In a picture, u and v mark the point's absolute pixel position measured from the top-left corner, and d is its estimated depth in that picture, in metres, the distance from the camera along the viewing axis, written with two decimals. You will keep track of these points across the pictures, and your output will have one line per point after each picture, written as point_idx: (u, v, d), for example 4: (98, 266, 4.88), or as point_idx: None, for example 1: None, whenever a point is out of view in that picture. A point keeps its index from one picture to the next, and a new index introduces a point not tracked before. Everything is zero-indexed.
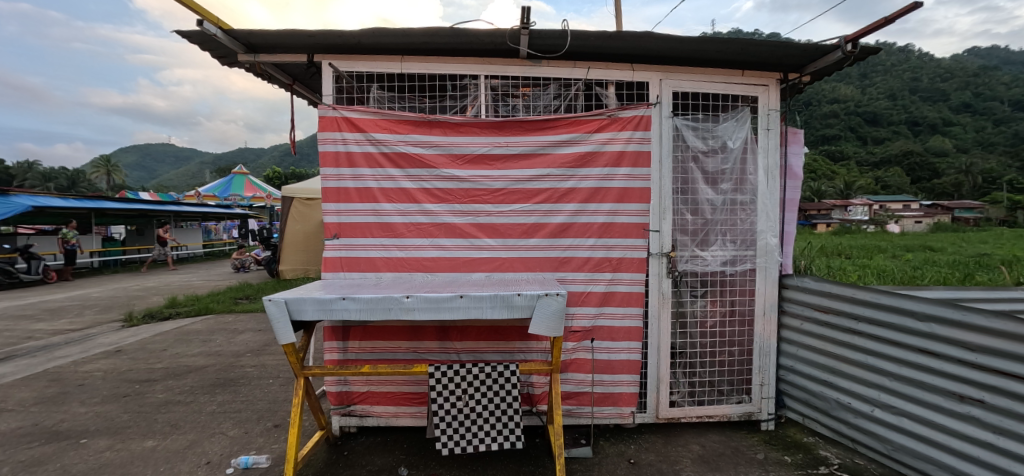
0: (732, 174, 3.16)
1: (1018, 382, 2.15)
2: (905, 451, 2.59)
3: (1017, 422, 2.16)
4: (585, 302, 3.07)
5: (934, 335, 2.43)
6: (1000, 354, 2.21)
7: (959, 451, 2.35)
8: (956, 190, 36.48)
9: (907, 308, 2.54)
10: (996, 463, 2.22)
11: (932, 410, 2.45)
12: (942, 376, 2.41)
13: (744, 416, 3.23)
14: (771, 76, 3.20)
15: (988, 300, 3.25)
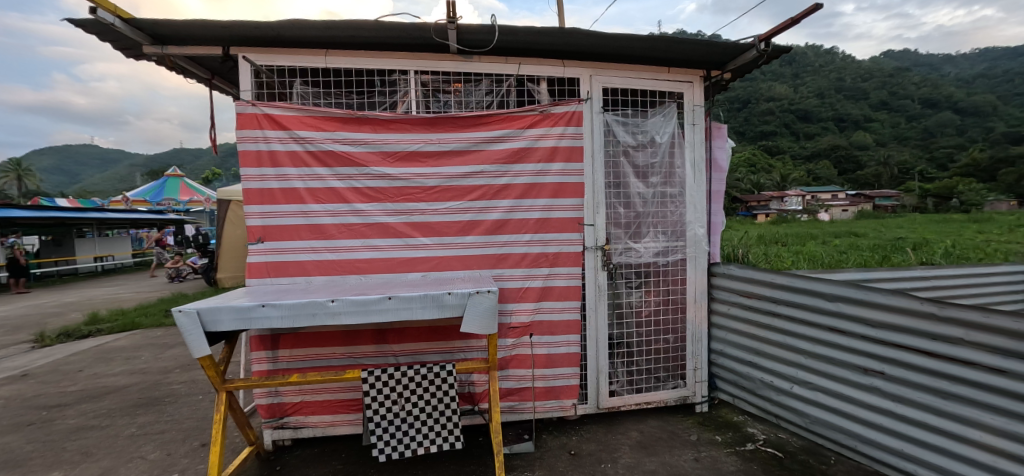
0: (661, 168, 3.27)
1: (911, 352, 2.35)
2: (820, 423, 2.78)
3: (912, 389, 2.36)
4: (523, 298, 3.08)
5: (843, 314, 2.62)
6: (897, 328, 2.41)
7: (866, 419, 2.55)
8: (877, 181, 39.74)
9: (819, 290, 2.72)
10: (895, 429, 2.42)
11: (843, 384, 2.64)
12: (850, 351, 2.60)
13: (679, 401, 3.36)
14: (694, 73, 3.33)
15: (887, 279, 3.60)
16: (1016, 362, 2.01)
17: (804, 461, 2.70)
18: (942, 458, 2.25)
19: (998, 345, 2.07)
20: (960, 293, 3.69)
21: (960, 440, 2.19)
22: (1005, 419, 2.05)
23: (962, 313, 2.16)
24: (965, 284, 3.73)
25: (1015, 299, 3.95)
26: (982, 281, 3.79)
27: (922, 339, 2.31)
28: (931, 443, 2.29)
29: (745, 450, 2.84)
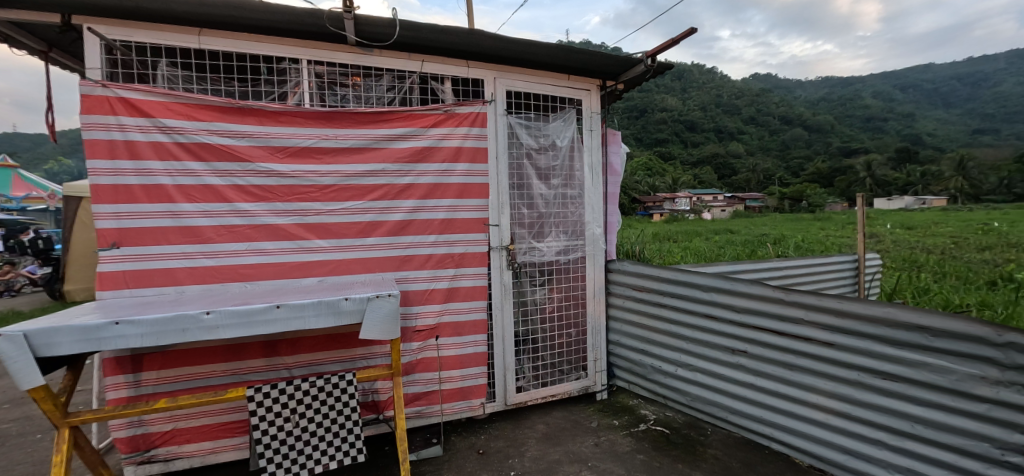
0: (562, 170, 3.40)
1: (767, 332, 2.70)
2: (699, 400, 3.09)
3: (768, 363, 2.71)
4: (429, 300, 3.01)
5: (715, 302, 2.94)
6: (756, 312, 2.76)
7: (734, 393, 2.88)
8: (747, 185, 45.34)
9: (696, 282, 3.03)
10: (757, 399, 2.76)
11: (716, 363, 2.96)
12: (721, 334, 2.93)
13: (581, 391, 3.52)
14: (592, 82, 3.51)
15: (751, 271, 4.11)
16: (840, 336, 2.40)
17: (687, 435, 2.98)
18: (790, 420, 2.62)
19: (827, 322, 2.45)
20: (802, 280, 4.35)
21: (803, 403, 2.56)
22: (833, 382, 2.44)
23: (802, 297, 2.52)
24: (806, 272, 4.40)
25: (845, 283, 4.73)
26: (820, 269, 4.49)
27: (774, 320, 2.67)
28: (782, 408, 2.65)
29: (638, 431, 3.06)
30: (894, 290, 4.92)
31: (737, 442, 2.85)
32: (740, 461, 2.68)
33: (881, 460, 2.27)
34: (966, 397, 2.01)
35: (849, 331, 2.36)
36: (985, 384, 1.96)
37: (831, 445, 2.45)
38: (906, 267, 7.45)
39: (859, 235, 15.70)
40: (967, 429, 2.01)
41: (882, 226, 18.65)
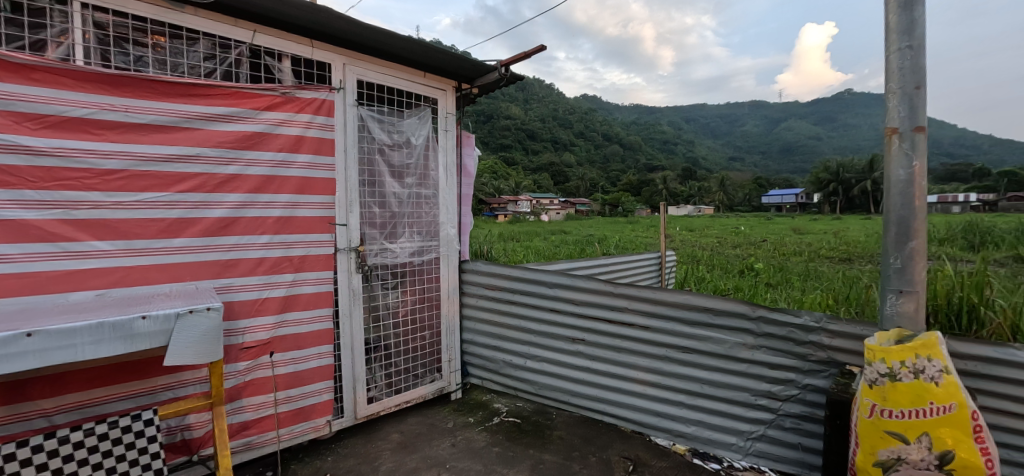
0: (416, 169, 3.25)
1: (600, 321, 2.92)
2: (545, 387, 3.22)
3: (601, 348, 2.93)
4: (261, 312, 2.58)
5: (558, 297, 3.08)
6: (590, 304, 2.95)
7: (573, 377, 3.06)
8: (580, 191, 50.22)
9: (541, 279, 3.13)
10: (593, 381, 2.98)
11: (558, 352, 3.11)
12: (562, 325, 3.08)
13: (436, 393, 3.40)
14: (448, 83, 3.43)
15: (585, 267, 4.50)
16: (656, 320, 2.71)
17: (536, 421, 3.05)
18: (618, 394, 2.89)
19: (646, 309, 2.74)
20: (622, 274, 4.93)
21: (627, 379, 2.84)
22: (650, 359, 2.75)
23: (628, 290, 2.77)
24: (626, 267, 4.99)
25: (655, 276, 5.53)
26: (634, 263, 5.14)
27: (606, 310, 2.89)
28: (612, 386, 2.90)
29: (493, 424, 3.05)
30: (685, 280, 5.92)
31: (578, 420, 3.01)
32: (581, 437, 2.82)
33: (682, 417, 2.66)
34: (736, 360, 2.49)
35: (662, 315, 2.68)
36: (747, 349, 2.46)
37: (648, 411, 2.77)
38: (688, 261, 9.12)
39: (655, 234, 18.71)
40: (737, 384, 2.50)
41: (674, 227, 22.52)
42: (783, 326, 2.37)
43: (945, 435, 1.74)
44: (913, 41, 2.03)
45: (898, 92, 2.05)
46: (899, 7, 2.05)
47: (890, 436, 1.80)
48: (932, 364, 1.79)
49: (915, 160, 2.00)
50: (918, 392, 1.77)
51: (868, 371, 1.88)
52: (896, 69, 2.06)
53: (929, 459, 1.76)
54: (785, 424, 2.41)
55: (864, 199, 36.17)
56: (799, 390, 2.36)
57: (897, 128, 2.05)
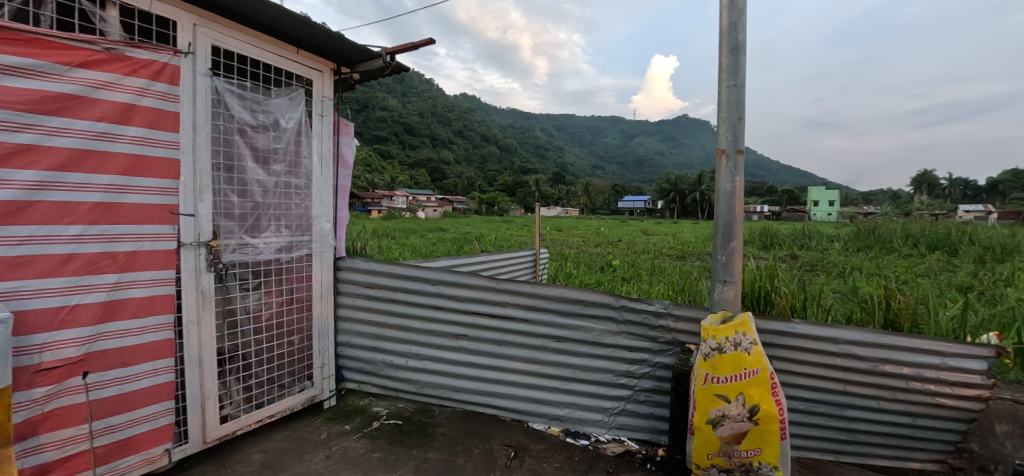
0: (286, 154, 2.78)
1: (482, 316, 2.73)
2: (426, 386, 2.91)
3: (484, 343, 2.75)
4: (68, 323, 2.01)
5: (441, 294, 2.78)
6: (475, 299, 2.73)
7: (455, 374, 2.82)
8: (458, 189, 50.40)
9: (423, 276, 2.80)
10: (476, 375, 2.79)
11: (438, 350, 2.83)
12: (443, 321, 2.79)
13: (307, 403, 2.91)
14: (325, 64, 2.98)
15: (468, 264, 4.49)
16: (535, 313, 2.66)
17: (418, 421, 2.74)
18: (499, 387, 2.77)
19: (525, 303, 2.66)
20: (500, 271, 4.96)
21: (507, 371, 2.73)
22: (529, 350, 2.70)
23: (511, 284, 2.64)
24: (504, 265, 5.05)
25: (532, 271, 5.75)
26: (511, 260, 5.24)
27: (487, 305, 2.72)
28: (493, 379, 2.77)
29: (372, 431, 2.69)
30: (556, 276, 6.25)
31: (461, 415, 2.78)
32: (465, 431, 2.61)
33: (557, 401, 2.69)
34: (602, 346, 2.62)
35: (540, 308, 2.64)
36: (612, 335, 2.61)
37: (527, 399, 2.73)
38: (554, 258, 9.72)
39: (525, 234, 19.55)
40: (602, 367, 2.64)
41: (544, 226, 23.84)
42: (640, 313, 2.56)
43: (755, 393, 1.96)
44: (737, 81, 2.23)
45: (727, 119, 2.23)
46: (729, 50, 2.25)
47: (719, 398, 1.98)
48: (746, 338, 2.00)
49: (737, 176, 2.20)
50: (738, 361, 1.97)
51: (702, 345, 2.05)
52: (725, 102, 2.25)
53: (744, 415, 1.97)
54: (641, 398, 2.62)
55: (698, 207, 42.54)
56: (651, 367, 2.60)
57: (724, 148, 2.23)
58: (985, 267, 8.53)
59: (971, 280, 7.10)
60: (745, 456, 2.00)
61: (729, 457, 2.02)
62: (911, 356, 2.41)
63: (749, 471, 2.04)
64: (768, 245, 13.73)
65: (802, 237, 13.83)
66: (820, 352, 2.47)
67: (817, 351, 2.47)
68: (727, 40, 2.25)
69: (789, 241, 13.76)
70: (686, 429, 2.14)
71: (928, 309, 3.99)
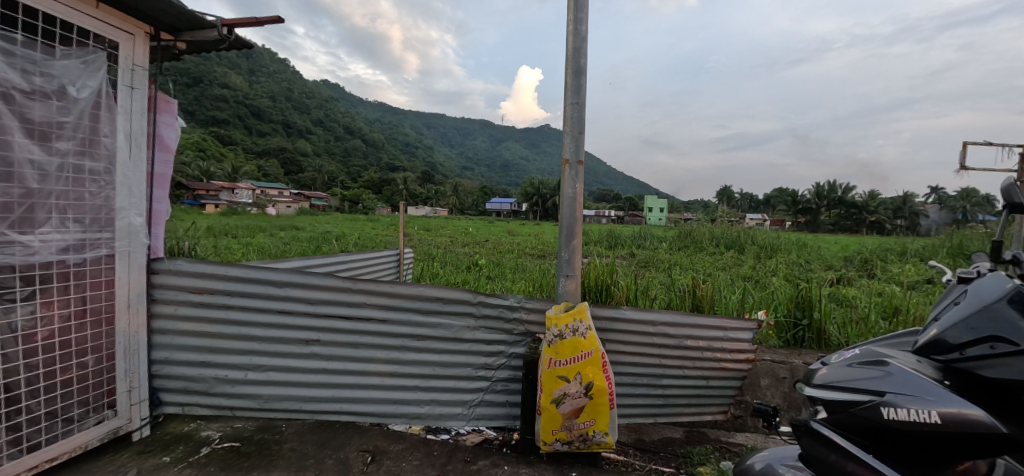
0: (75, 130, 2.00)
1: (337, 319, 2.48)
2: (272, 399, 2.50)
3: (339, 347, 2.51)
4: None
5: (289, 297, 2.42)
6: (327, 301, 2.47)
7: (306, 383, 2.51)
8: (315, 184, 46.58)
9: (269, 278, 2.38)
10: (329, 381, 2.53)
11: (285, 360, 2.46)
12: (291, 326, 2.44)
13: (107, 438, 2.16)
14: (138, 25, 2.21)
15: (322, 264, 4.14)
16: (393, 313, 2.55)
17: (261, 440, 2.37)
18: (356, 393, 2.57)
19: (383, 303, 2.53)
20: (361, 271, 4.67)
21: (364, 374, 2.55)
22: (386, 350, 2.57)
23: (369, 284, 2.48)
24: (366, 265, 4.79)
25: (392, 271, 5.53)
26: (373, 260, 5.00)
27: (342, 307, 2.49)
28: (349, 384, 2.56)
29: (201, 459, 2.19)
30: (420, 275, 6.15)
31: (312, 427, 2.51)
32: (315, 443, 2.37)
33: (416, 400, 2.64)
34: (461, 341, 2.65)
35: (398, 307, 2.54)
36: (470, 330, 2.65)
37: (386, 401, 2.61)
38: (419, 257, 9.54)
39: (388, 233, 18.84)
40: (460, 362, 2.66)
41: (409, 225, 23.26)
42: (496, 308, 2.65)
43: (590, 372, 2.14)
44: (579, 99, 2.40)
45: (569, 131, 2.37)
46: (572, 73, 2.40)
47: (560, 379, 2.13)
48: (582, 324, 2.19)
49: (578, 182, 2.37)
50: (575, 345, 2.15)
51: (545, 333, 2.20)
52: (568, 118, 2.40)
53: (581, 391, 2.14)
54: (498, 388, 2.74)
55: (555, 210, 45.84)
56: (507, 358, 2.73)
57: (567, 158, 2.38)
58: (761, 261, 10.81)
59: (752, 271, 8.92)
60: (582, 428, 2.18)
61: (570, 431, 2.18)
62: (703, 331, 2.92)
63: (586, 441, 2.21)
64: (612, 245, 15.40)
65: (639, 238, 15.83)
66: (641, 333, 2.83)
67: (639, 332, 2.82)
68: (570, 63, 2.41)
69: (628, 241, 15.62)
70: (535, 410, 2.26)
71: (727, 297, 4.88)
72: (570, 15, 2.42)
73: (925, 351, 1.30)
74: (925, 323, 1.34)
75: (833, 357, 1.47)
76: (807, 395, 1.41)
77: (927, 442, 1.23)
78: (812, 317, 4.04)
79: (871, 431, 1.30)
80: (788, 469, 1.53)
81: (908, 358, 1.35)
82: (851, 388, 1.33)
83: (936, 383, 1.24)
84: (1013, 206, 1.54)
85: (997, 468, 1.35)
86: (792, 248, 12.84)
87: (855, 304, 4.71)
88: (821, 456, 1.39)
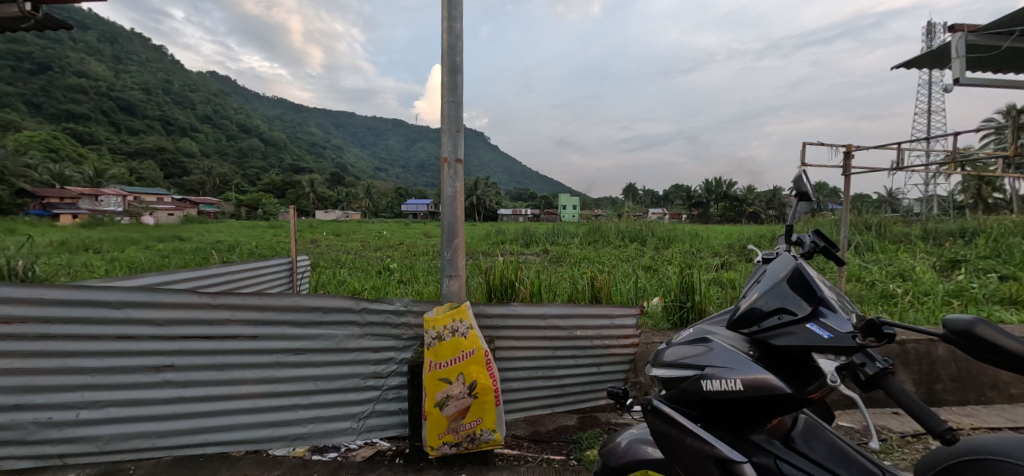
0: None
1: (194, 340, 2.23)
2: (116, 438, 2.17)
3: (198, 371, 2.26)
4: None
5: (129, 319, 2.12)
6: (180, 321, 2.20)
7: (158, 416, 2.22)
8: (202, 188, 41.90)
9: (101, 299, 2.06)
10: (188, 410, 2.26)
11: (129, 392, 2.16)
12: (134, 353, 2.14)
13: None
14: None
15: (192, 278, 3.70)
16: (262, 327, 2.35)
17: None
18: (223, 419, 2.33)
19: (250, 318, 2.32)
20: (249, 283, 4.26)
21: (232, 398, 2.33)
22: (258, 369, 2.36)
23: (232, 298, 2.27)
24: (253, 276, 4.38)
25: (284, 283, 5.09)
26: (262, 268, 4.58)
27: (200, 326, 2.24)
28: (212, 411, 2.30)
29: None
30: (321, 283, 5.76)
31: (168, 465, 2.22)
32: None
33: (296, 420, 2.46)
34: (344, 351, 2.52)
35: (267, 322, 2.35)
36: (354, 339, 2.53)
37: (260, 424, 2.39)
38: (325, 264, 8.96)
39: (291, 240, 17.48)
40: (346, 373, 2.53)
41: (314, 230, 21.85)
42: (381, 313, 2.56)
43: (473, 372, 2.15)
44: (455, 97, 2.39)
45: (446, 129, 2.35)
46: (448, 70, 2.38)
47: (442, 382, 2.12)
48: (462, 324, 2.19)
49: (457, 181, 2.36)
50: (455, 345, 2.15)
51: (424, 336, 2.19)
52: (446, 115, 2.37)
53: (465, 392, 2.14)
54: (388, 397, 2.64)
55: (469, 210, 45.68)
56: (397, 364, 2.64)
57: (446, 157, 2.37)
58: (660, 252, 11.65)
59: (651, 261, 9.57)
60: (469, 428, 2.18)
61: (456, 432, 2.17)
62: (591, 320, 3.06)
63: (474, 441, 2.21)
64: (526, 242, 15.69)
65: (551, 235, 16.32)
66: (532, 327, 2.91)
67: (531, 326, 2.90)
68: (446, 61, 2.38)
69: (542, 238, 16.02)
70: (421, 415, 2.22)
71: (625, 288, 5.16)
72: (445, 13, 2.39)
73: (737, 325, 1.44)
74: (738, 298, 1.50)
75: (675, 336, 1.64)
76: (653, 374, 1.58)
77: (738, 405, 1.39)
78: (694, 299, 4.42)
79: (696, 401, 1.46)
80: (647, 446, 1.68)
81: (728, 334, 1.52)
82: (682, 366, 1.50)
83: (747, 354, 1.42)
84: (802, 194, 1.79)
85: (800, 423, 1.56)
86: (685, 239, 13.99)
87: (732, 286, 5.24)
88: (662, 431, 1.52)
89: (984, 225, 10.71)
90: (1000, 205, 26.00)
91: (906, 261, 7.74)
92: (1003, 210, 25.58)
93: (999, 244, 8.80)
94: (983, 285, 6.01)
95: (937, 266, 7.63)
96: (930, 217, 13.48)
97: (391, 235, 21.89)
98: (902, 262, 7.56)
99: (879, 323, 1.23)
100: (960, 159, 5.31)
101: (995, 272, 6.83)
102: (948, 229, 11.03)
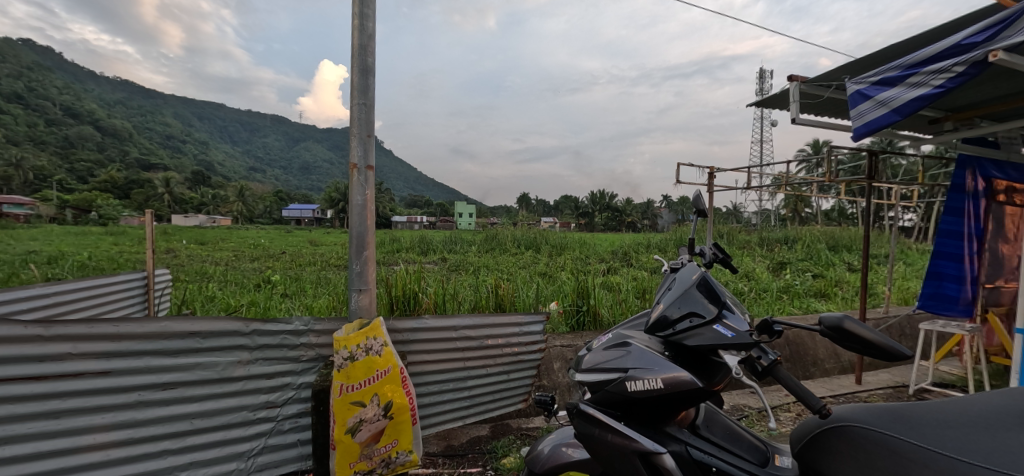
0: None
1: (18, 382, 1.71)
2: None
3: (22, 423, 1.72)
4: None
5: None
6: None
7: None
8: None
9: None
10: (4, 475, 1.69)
11: None
12: None
13: None
14: None
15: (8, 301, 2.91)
16: (117, 360, 1.92)
17: None
18: None
19: (99, 350, 1.88)
20: (92, 305, 3.51)
21: (73, 452, 1.83)
22: (111, 414, 1.91)
23: (77, 327, 1.81)
24: (103, 295, 3.66)
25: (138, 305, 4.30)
26: (116, 286, 3.86)
27: (28, 364, 1.73)
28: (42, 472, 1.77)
29: None
30: (185, 301, 4.99)
31: None
32: None
33: (166, 468, 2.05)
34: (229, 381, 2.21)
35: (125, 352, 1.94)
36: (241, 366, 2.24)
37: None
38: (188, 277, 7.79)
39: None
40: (232, 406, 2.23)
41: (172, 237, 19.01)
42: (275, 336, 2.33)
43: (388, 392, 2.08)
44: (366, 100, 2.25)
45: (356, 134, 2.21)
46: (358, 71, 2.24)
47: (354, 405, 1.99)
48: (376, 341, 2.08)
49: (367, 188, 2.23)
50: (368, 365, 2.04)
51: (333, 357, 2.01)
52: (356, 119, 2.23)
53: (380, 413, 2.06)
54: (283, 427, 2.40)
55: None
56: (294, 390, 2.41)
57: (355, 163, 2.22)
58: (553, 259, 12.13)
59: (545, 268, 9.90)
60: (383, 452, 2.09)
61: (370, 458, 2.05)
62: (501, 328, 3.06)
63: (389, 464, 2.12)
64: (421, 250, 15.30)
65: (446, 242, 16.18)
66: (443, 339, 2.83)
67: (441, 339, 2.82)
68: (357, 61, 2.25)
69: (437, 245, 15.77)
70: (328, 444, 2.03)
71: (524, 294, 5.27)
72: (356, 10, 2.25)
73: (652, 329, 1.55)
74: (650, 304, 1.60)
75: (594, 341, 1.70)
76: (576, 379, 1.62)
77: (657, 402, 1.48)
78: (589, 303, 4.67)
79: (618, 401, 1.53)
80: (569, 448, 1.71)
81: (643, 336, 1.62)
82: (605, 369, 1.56)
83: (661, 355, 1.53)
84: (700, 210, 1.97)
85: (702, 410, 1.71)
86: (574, 247, 14.74)
87: (619, 289, 5.62)
88: (587, 432, 1.57)
89: (801, 235, 13.04)
90: (811, 218, 31.92)
91: (751, 263, 9.07)
92: (811, 223, 31.59)
93: (812, 250, 10.76)
94: (804, 282, 7.28)
95: (773, 266, 9.05)
96: (763, 227, 16.02)
97: (269, 244, 19.95)
98: (747, 264, 8.85)
99: (770, 321, 1.40)
100: (788, 180, 6.36)
101: (811, 272, 8.33)
102: (777, 237, 13.23)
